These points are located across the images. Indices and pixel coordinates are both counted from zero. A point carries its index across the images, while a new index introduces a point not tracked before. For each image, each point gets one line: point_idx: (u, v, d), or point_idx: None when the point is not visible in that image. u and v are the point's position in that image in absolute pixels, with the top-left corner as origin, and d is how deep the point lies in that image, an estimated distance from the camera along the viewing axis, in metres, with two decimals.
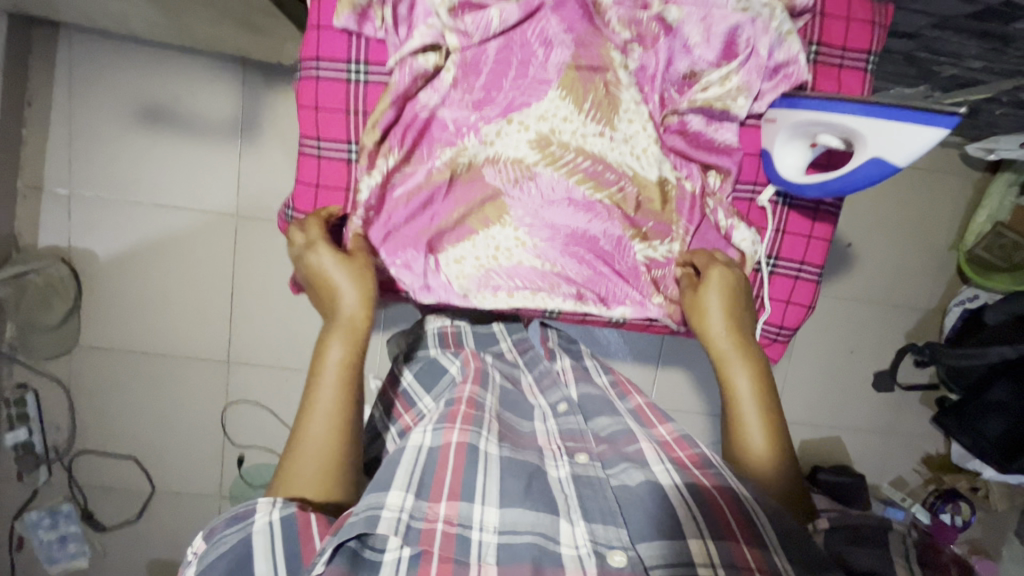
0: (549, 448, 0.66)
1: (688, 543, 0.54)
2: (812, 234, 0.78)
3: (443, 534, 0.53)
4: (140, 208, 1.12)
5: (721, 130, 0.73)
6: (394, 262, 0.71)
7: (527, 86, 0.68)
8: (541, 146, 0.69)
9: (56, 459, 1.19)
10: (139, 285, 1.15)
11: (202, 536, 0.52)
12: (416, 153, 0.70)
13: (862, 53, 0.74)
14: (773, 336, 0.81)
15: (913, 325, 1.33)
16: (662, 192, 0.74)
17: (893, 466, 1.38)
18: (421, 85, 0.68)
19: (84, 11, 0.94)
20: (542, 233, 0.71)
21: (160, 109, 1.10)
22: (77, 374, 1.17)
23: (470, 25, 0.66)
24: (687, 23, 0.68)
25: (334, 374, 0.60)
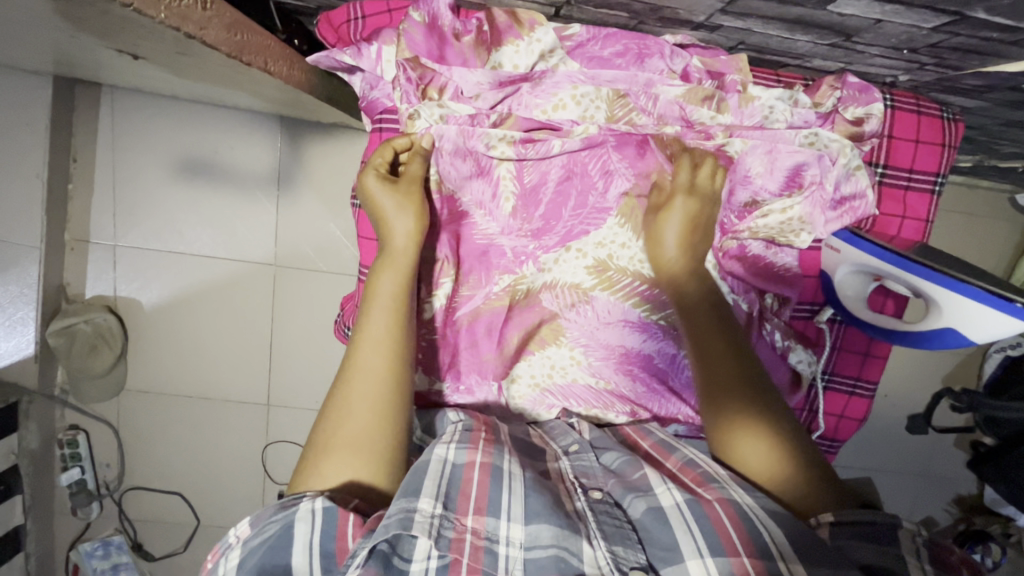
0: (565, 482, 0.55)
1: (688, 566, 0.45)
2: (869, 351, 0.77)
3: (471, 546, 0.46)
4: (181, 258, 1.14)
5: (780, 255, 0.72)
6: (458, 389, 0.69)
7: (587, 215, 0.68)
8: (599, 271, 0.68)
9: (107, 494, 1.24)
10: (182, 333, 1.18)
11: (248, 518, 0.49)
12: (473, 276, 0.70)
13: (929, 176, 0.73)
14: (826, 449, 0.81)
15: (952, 369, 1.31)
16: None
17: (925, 506, 1.38)
18: (480, 212, 0.69)
19: (128, 75, 0.95)
20: (597, 352, 0.68)
21: (199, 163, 1.11)
22: (125, 416, 1.21)
23: (530, 153, 0.65)
24: (751, 156, 0.66)
25: (381, 308, 0.58)
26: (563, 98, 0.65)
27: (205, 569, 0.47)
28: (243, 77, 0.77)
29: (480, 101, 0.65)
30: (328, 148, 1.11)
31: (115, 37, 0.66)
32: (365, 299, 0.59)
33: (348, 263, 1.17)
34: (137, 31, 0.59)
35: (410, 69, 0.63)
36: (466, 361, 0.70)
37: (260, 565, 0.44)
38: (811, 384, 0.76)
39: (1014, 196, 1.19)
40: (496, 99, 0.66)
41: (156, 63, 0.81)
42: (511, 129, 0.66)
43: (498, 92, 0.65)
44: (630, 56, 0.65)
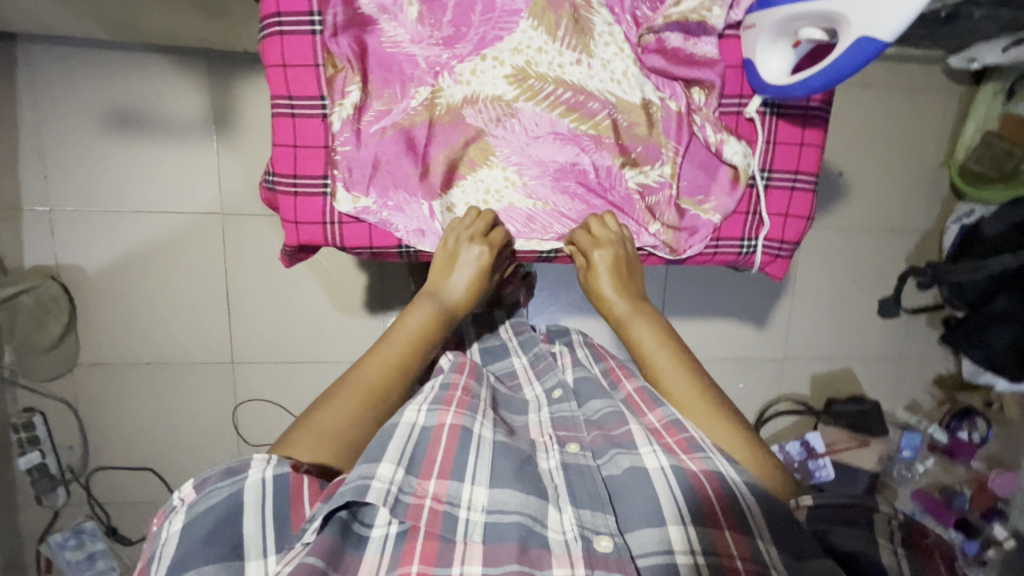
0: (541, 439, 0.66)
1: (670, 530, 0.54)
2: (804, 141, 0.75)
3: (430, 511, 0.53)
4: (123, 216, 1.11)
5: (700, 44, 0.72)
6: (386, 206, 0.70)
7: (496, 18, 0.69)
8: (519, 80, 0.70)
9: (73, 479, 1.18)
10: (130, 295, 1.14)
11: (189, 483, 0.53)
12: (387, 92, 0.69)
13: None
14: (776, 253, 0.78)
15: (913, 248, 1.32)
16: (648, 114, 0.73)
17: (908, 391, 1.38)
18: (386, 18, 0.69)
19: (35, 16, 0.91)
20: (531, 171, 0.72)
21: (129, 113, 1.07)
22: (81, 393, 1.16)
23: None
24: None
25: (402, 342, 0.64)
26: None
27: (153, 530, 0.53)
28: None
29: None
30: (258, 82, 1.08)
31: None
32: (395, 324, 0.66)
33: None
34: None
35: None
36: (394, 178, 0.71)
37: (207, 535, 0.49)
38: (751, 184, 0.76)
39: (949, 61, 1.19)
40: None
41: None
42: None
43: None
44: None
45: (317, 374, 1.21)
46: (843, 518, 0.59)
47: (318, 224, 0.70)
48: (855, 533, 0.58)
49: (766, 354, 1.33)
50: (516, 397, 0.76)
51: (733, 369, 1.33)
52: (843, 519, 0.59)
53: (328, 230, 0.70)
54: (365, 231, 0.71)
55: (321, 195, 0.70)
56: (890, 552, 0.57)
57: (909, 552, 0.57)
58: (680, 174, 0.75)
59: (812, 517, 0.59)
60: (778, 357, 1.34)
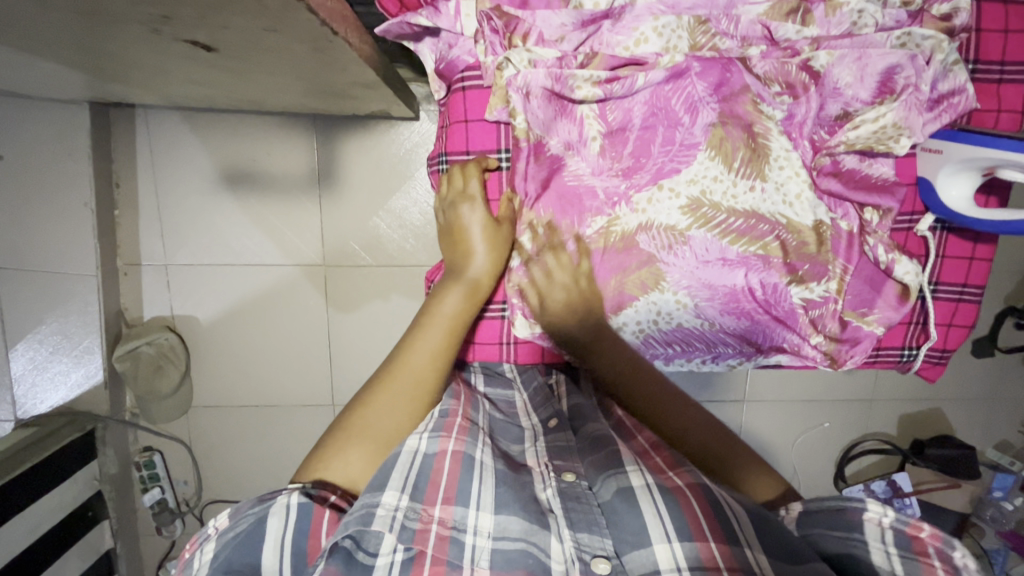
0: (538, 469, 0.66)
1: (657, 549, 0.53)
2: (975, 255, 0.76)
3: (436, 537, 0.54)
4: (233, 270, 1.16)
5: (876, 166, 0.73)
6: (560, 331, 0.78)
7: (675, 152, 0.70)
8: (692, 209, 0.71)
9: (188, 511, 1.26)
10: (239, 344, 1.19)
11: (225, 513, 0.58)
12: (566, 221, 0.74)
13: (1022, 65, 0.69)
14: (936, 361, 0.80)
15: (1013, 288, 1.28)
16: (818, 234, 0.73)
17: (996, 430, 1.36)
18: (570, 153, 0.72)
19: (163, 95, 0.96)
20: (701, 294, 0.74)
21: (239, 173, 1.12)
22: (195, 433, 1.23)
23: (617, 87, 0.67)
24: (839, 66, 0.67)
25: (442, 326, 0.71)
26: (645, 31, 0.67)
27: (184, 557, 0.56)
28: (279, 80, 0.77)
29: (566, 43, 0.68)
30: (364, 142, 1.10)
31: (161, 58, 0.67)
32: (432, 307, 0.72)
33: (395, 254, 1.16)
34: (185, 49, 0.61)
35: (496, 19, 0.66)
36: None
37: (229, 564, 0.52)
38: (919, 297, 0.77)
39: None
40: (580, 40, 0.68)
41: (199, 81, 0.82)
42: (597, 69, 0.68)
43: (580, 31, 0.68)
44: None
45: None
46: (836, 524, 0.57)
47: (495, 343, 0.82)
48: (841, 539, 0.56)
49: (853, 395, 1.32)
50: (512, 425, 0.75)
51: (818, 409, 1.33)
52: (831, 524, 0.58)
53: (504, 349, 0.82)
54: (536, 348, 0.83)
55: (501, 319, 0.81)
56: (880, 551, 0.54)
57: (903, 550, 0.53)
58: (847, 290, 0.74)
59: (805, 525, 0.60)
60: (865, 397, 1.33)
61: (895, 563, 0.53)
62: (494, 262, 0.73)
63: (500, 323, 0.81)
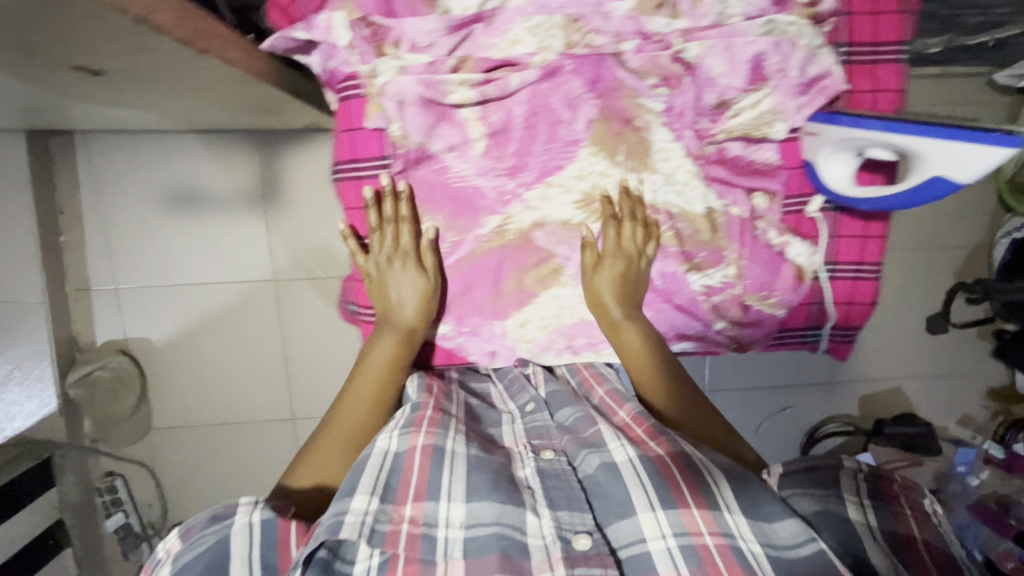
0: (516, 450, 0.71)
1: (641, 518, 0.60)
2: (867, 233, 0.85)
3: (408, 535, 0.58)
4: (183, 290, 1.16)
5: (759, 151, 0.81)
6: (462, 331, 0.83)
7: (557, 149, 0.76)
8: (585, 204, 0.78)
9: (154, 534, 1.25)
10: (194, 362, 1.20)
11: (176, 535, 0.63)
12: (459, 222, 0.78)
13: (892, 45, 0.78)
14: (841, 339, 0.89)
15: (961, 264, 1.29)
16: (710, 221, 0.81)
17: (959, 405, 1.36)
18: (452, 153, 0.76)
19: (98, 120, 0.97)
20: None
21: (183, 194, 1.13)
22: (157, 454, 1.23)
23: (490, 90, 0.73)
24: (710, 56, 0.74)
25: (374, 369, 0.76)
26: (517, 32, 0.71)
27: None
28: (197, 99, 0.79)
29: (437, 48, 0.71)
30: (303, 155, 1.12)
31: (70, 81, 0.68)
32: (364, 355, 0.77)
33: (342, 264, 1.16)
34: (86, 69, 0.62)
35: (363, 28, 0.69)
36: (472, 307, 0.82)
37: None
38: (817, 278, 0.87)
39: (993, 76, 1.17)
40: (451, 44, 0.71)
41: (122, 103, 0.83)
42: (471, 72, 0.73)
43: (451, 36, 0.70)
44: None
45: None
46: (816, 482, 0.72)
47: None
48: (815, 497, 0.70)
49: (810, 378, 1.34)
50: (489, 412, 0.78)
51: (778, 395, 1.34)
52: (803, 482, 0.73)
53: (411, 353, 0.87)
54: (443, 353, 0.85)
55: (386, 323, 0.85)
56: (857, 507, 0.70)
57: (875, 502, 0.71)
58: (746, 274, 0.82)
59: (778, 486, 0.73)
60: (823, 379, 1.34)
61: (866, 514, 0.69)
62: (422, 305, 0.78)
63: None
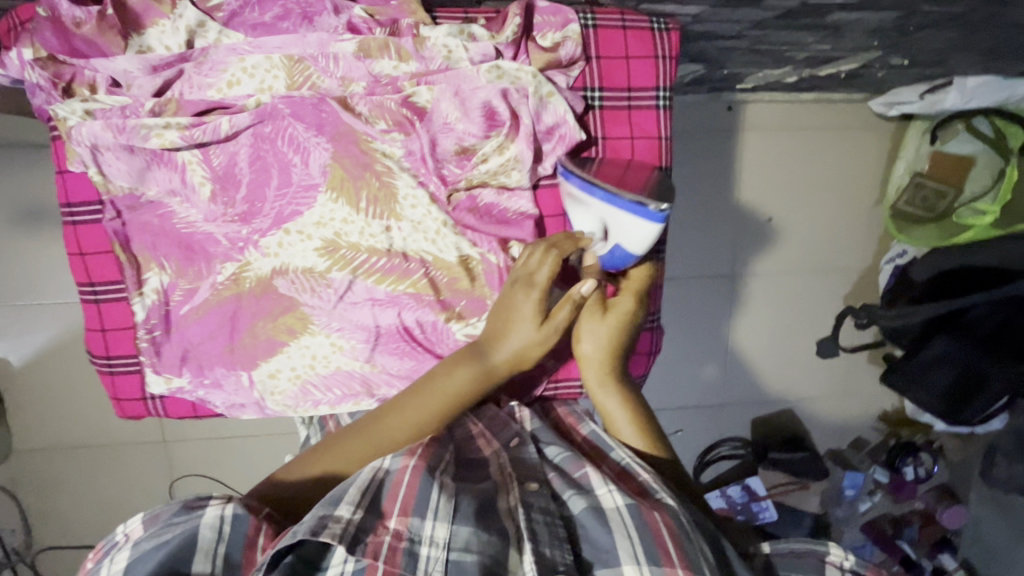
0: (501, 476, 0.64)
1: (625, 570, 0.54)
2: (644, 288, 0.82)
3: (388, 548, 0.53)
4: (42, 309, 1.12)
5: (513, 199, 0.74)
6: (202, 383, 0.74)
7: (292, 195, 0.70)
8: (331, 251, 0.71)
9: (19, 561, 1.21)
10: (56, 384, 1.15)
11: (136, 519, 0.54)
12: (191, 269, 0.73)
13: (648, 91, 0.74)
14: None
15: (849, 287, 1.30)
16: (466, 269, 0.73)
17: (851, 427, 1.37)
18: (177, 200, 0.72)
19: None
20: (356, 335, 0.73)
21: (38, 211, 1.08)
22: (19, 478, 1.18)
23: (198, 133, 0.67)
24: (442, 102, 0.69)
25: (442, 401, 0.66)
26: (234, 73, 0.67)
27: (89, 568, 0.53)
28: None
29: (137, 90, 0.67)
30: None
31: None
32: (435, 379, 0.67)
33: None
34: None
35: (42, 69, 0.65)
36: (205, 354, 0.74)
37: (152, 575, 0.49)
38: None
39: (873, 104, 1.20)
40: (158, 86, 0.67)
41: None
42: (177, 115, 0.68)
43: (153, 78, 0.67)
44: (294, 19, 0.66)
45: (250, 448, 1.22)
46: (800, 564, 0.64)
47: (140, 399, 0.78)
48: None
49: (705, 401, 1.32)
50: (470, 442, 0.71)
51: (673, 418, 1.32)
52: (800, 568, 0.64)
53: (150, 404, 0.77)
54: (188, 403, 0.77)
55: (139, 372, 0.77)
56: None
57: None
58: None
59: (773, 562, 0.65)
60: (718, 402, 1.33)
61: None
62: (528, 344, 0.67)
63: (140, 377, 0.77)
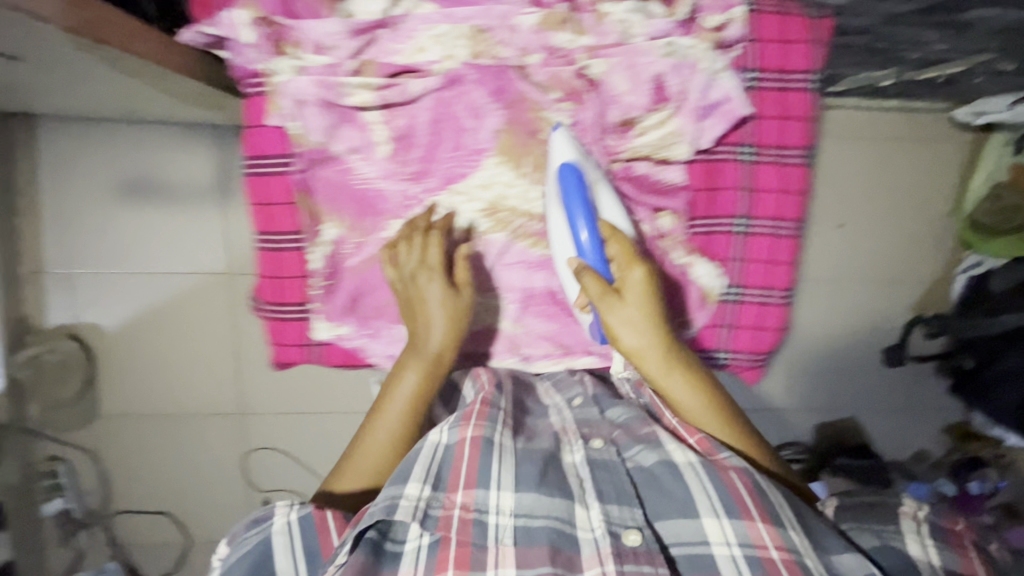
0: (568, 437, 0.78)
1: (705, 521, 0.66)
2: (774, 261, 0.97)
3: (460, 520, 0.65)
4: (138, 278, 1.16)
5: (667, 171, 0.96)
6: (364, 333, 1.00)
7: (463, 156, 0.94)
8: (492, 212, 0.96)
9: (94, 522, 1.24)
10: (145, 350, 1.20)
11: (224, 541, 0.72)
12: (362, 223, 0.98)
13: (801, 75, 0.92)
14: (747, 362, 1.00)
15: (919, 295, 1.29)
16: (612, 232, 0.87)
17: (918, 439, 1.34)
18: (358, 156, 0.95)
19: (62, 102, 0.99)
20: (513, 294, 1.00)
21: (143, 182, 1.13)
22: (102, 441, 1.22)
23: (390, 96, 0.91)
24: (614, 75, 0.90)
25: (400, 405, 0.83)
26: (421, 41, 0.88)
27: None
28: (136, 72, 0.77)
29: (338, 50, 0.88)
30: None
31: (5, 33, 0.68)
32: (389, 393, 0.84)
33: None
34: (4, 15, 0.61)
35: (265, 27, 0.86)
36: (372, 309, 1.00)
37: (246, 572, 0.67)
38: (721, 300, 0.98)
39: (953, 113, 1.22)
40: (355, 47, 0.88)
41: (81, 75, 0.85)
42: (372, 76, 0.90)
43: (354, 39, 0.87)
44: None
45: (321, 428, 1.23)
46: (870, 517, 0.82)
47: (302, 344, 1.01)
48: (877, 533, 0.80)
49: (769, 403, 1.31)
50: (538, 404, 0.89)
51: None
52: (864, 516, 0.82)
53: (312, 350, 1.02)
54: (344, 352, 1.02)
55: (304, 320, 1.01)
56: (918, 544, 0.78)
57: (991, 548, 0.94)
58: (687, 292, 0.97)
59: (839, 520, 0.83)
60: (782, 406, 1.32)
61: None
62: (447, 336, 0.90)
63: (304, 325, 1.01)
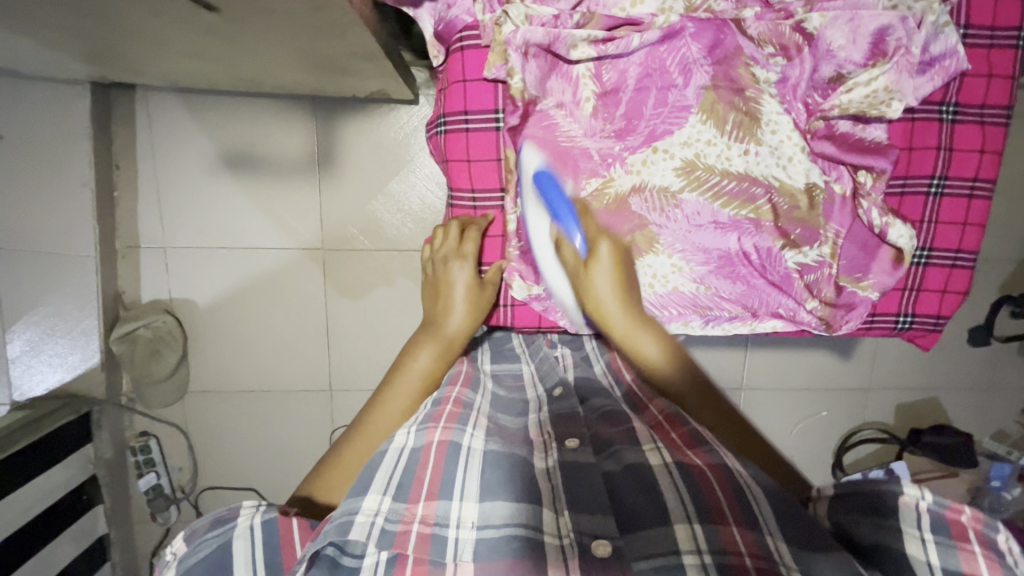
0: (540, 440, 0.63)
1: (674, 529, 0.49)
2: (967, 221, 0.83)
3: (417, 536, 0.49)
4: (231, 253, 1.16)
5: (869, 129, 0.79)
6: None
7: (668, 113, 0.77)
8: (687, 171, 0.78)
9: (183, 498, 1.26)
10: (236, 327, 1.19)
11: (181, 536, 0.54)
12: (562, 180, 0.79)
13: (1012, 32, 0.78)
14: (931, 328, 0.87)
15: (1009, 275, 1.27)
16: (809, 198, 0.80)
17: (994, 418, 1.36)
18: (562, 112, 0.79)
19: (165, 76, 0.97)
20: (696, 258, 0.81)
21: (240, 155, 1.12)
22: (191, 418, 1.23)
23: (611, 47, 0.75)
24: (832, 28, 0.74)
25: (412, 381, 0.75)
26: None
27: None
28: (279, 55, 0.78)
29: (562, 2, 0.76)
30: (361, 123, 1.11)
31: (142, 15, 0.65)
32: (407, 360, 0.77)
33: (394, 237, 1.16)
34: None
35: None
36: None
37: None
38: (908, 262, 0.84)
39: None
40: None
41: (187, 53, 0.81)
42: (594, 28, 0.76)
43: None
44: None
45: None
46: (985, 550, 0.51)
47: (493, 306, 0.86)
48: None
49: (848, 381, 1.33)
50: (515, 400, 0.73)
51: (819, 397, 1.33)
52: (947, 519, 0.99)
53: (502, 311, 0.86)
54: (534, 314, 0.87)
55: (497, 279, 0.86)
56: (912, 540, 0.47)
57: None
58: (841, 254, 0.82)
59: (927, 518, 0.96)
60: (859, 386, 1.33)
61: (931, 550, 0.46)
62: (470, 319, 0.80)
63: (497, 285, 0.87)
